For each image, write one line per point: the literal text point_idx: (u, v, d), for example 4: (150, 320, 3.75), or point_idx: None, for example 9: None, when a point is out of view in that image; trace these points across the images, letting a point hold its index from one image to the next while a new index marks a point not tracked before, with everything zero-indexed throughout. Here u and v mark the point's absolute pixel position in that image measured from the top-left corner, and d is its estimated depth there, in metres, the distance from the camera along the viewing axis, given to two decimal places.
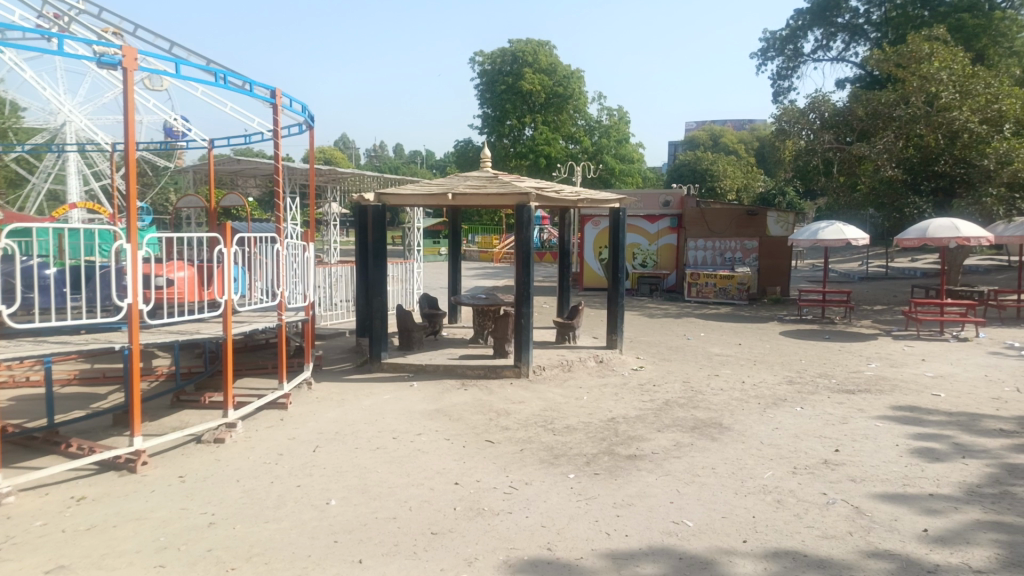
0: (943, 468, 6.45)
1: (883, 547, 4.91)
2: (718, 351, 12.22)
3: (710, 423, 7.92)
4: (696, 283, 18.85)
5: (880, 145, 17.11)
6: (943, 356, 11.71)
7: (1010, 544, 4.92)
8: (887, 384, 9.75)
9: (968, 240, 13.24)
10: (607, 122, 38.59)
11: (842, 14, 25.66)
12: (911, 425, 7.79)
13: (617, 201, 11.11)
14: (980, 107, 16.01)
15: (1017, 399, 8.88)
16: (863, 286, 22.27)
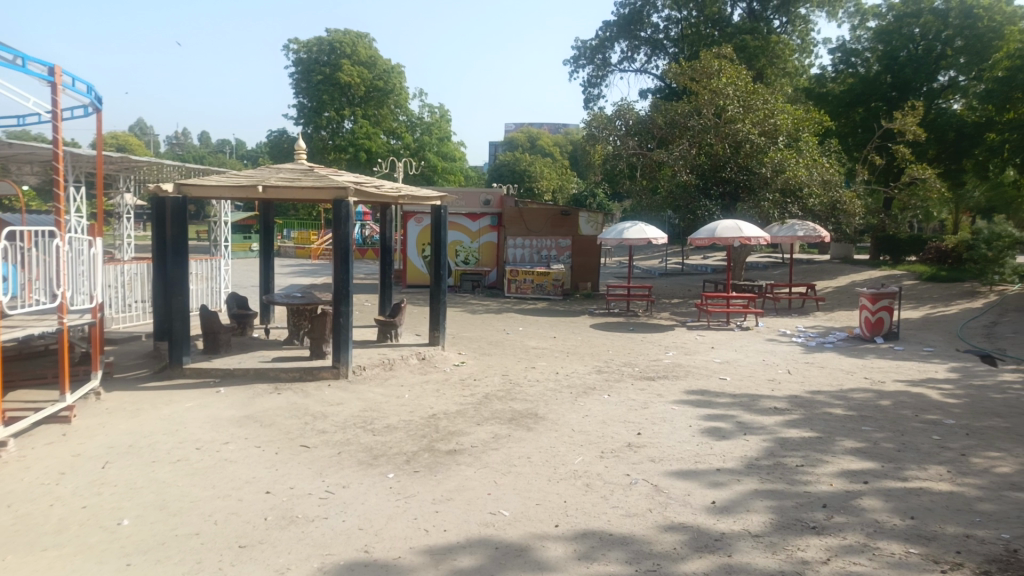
0: (728, 445, 7.17)
1: (677, 520, 5.36)
2: (535, 344, 12.69)
3: (526, 414, 8.21)
4: (515, 280, 19.45)
5: (677, 152, 18.51)
6: (729, 343, 13.03)
7: (781, 509, 5.57)
8: (682, 370, 10.68)
9: (749, 239, 14.79)
10: (428, 119, 38.80)
11: (644, 29, 27.42)
12: (703, 407, 8.59)
13: (438, 199, 11.13)
14: (760, 121, 18.01)
15: (787, 379, 10.12)
16: (664, 282, 24.10)
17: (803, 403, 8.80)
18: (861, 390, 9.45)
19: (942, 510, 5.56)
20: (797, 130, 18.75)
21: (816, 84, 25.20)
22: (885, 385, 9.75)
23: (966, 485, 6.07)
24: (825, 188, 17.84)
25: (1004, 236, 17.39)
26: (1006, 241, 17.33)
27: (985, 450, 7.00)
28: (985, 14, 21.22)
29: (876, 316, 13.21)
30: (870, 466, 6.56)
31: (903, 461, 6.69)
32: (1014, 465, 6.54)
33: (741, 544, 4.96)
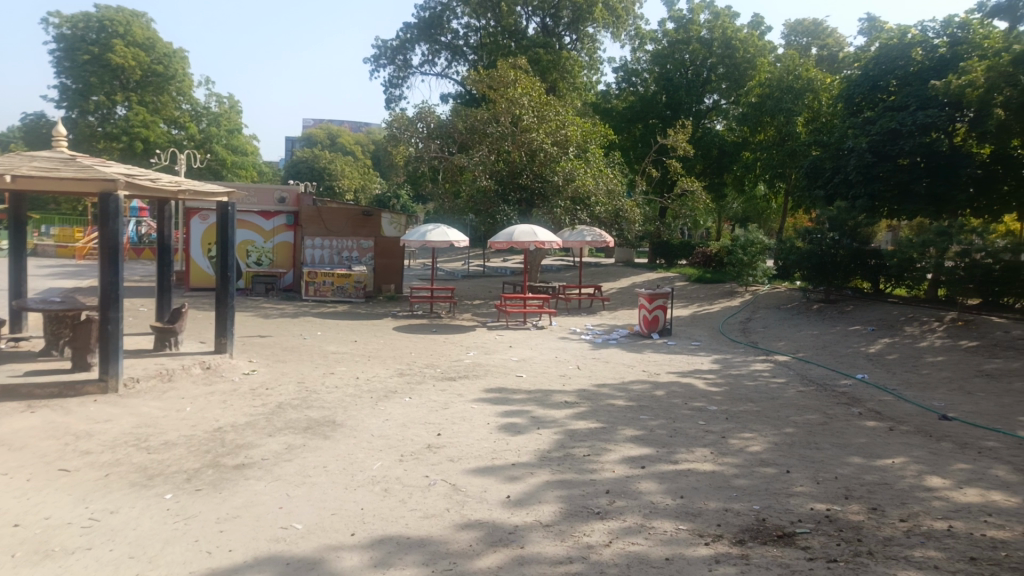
0: (522, 440, 7.45)
1: (473, 517, 5.47)
2: (333, 348, 12.34)
3: (323, 421, 7.95)
4: (314, 282, 18.77)
5: (477, 157, 18.97)
6: (526, 342, 13.57)
7: (570, 498, 5.89)
8: (481, 369, 10.95)
9: (543, 243, 15.51)
10: (216, 110, 36.28)
11: (444, 34, 27.75)
12: (500, 405, 8.87)
13: (225, 195, 10.42)
14: (552, 131, 19.01)
15: (578, 374, 10.77)
16: (464, 283, 24.53)
17: (590, 396, 9.40)
18: (641, 383, 10.29)
19: (706, 487, 6.21)
20: (586, 142, 20.03)
21: (602, 99, 27.03)
22: (661, 377, 10.70)
23: (725, 463, 6.83)
24: (609, 197, 19.39)
25: (757, 242, 19.63)
26: (758, 247, 19.61)
27: (741, 431, 7.93)
28: (740, 46, 24.21)
29: (653, 314, 14.44)
30: (647, 451, 7.15)
31: (674, 445, 7.37)
32: (763, 444, 7.48)
33: (533, 535, 5.18)
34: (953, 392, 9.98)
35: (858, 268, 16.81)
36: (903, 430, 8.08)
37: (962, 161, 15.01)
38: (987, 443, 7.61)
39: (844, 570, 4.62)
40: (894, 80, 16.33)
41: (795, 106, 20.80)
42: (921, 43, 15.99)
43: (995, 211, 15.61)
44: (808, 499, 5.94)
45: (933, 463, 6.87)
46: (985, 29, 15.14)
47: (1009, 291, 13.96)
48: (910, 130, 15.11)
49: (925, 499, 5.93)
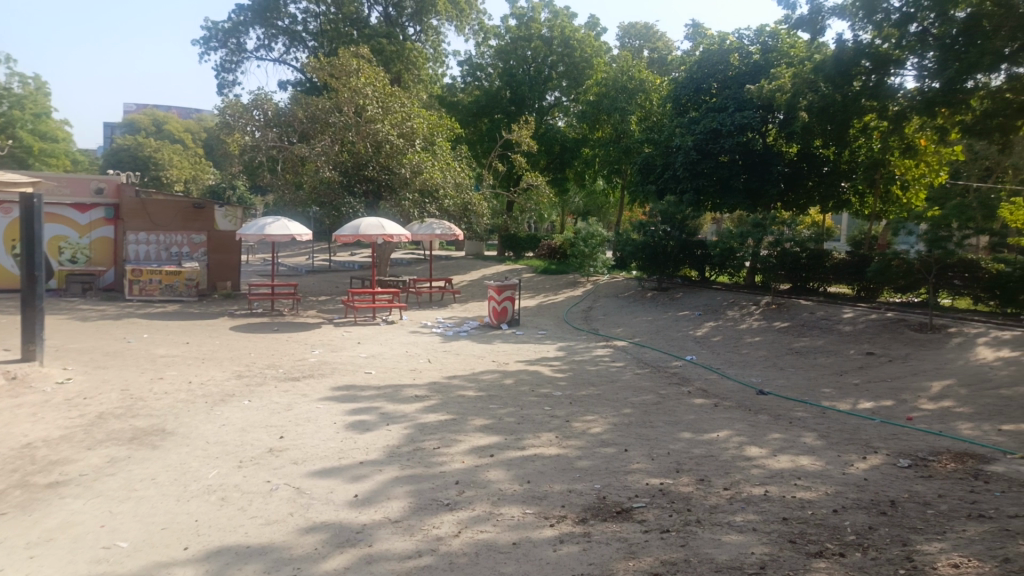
0: (371, 437, 7.31)
1: (318, 520, 5.30)
2: (163, 352, 11.46)
3: (152, 430, 7.37)
4: (138, 280, 17.35)
5: (318, 147, 18.28)
6: (374, 338, 13.32)
7: (419, 492, 5.87)
8: (327, 367, 10.62)
9: (391, 237, 15.29)
10: (19, 91, 32.38)
11: (281, 18, 26.42)
12: (346, 402, 8.66)
13: (29, 186, 9.32)
14: (398, 123, 18.78)
15: (428, 368, 10.74)
16: (309, 279, 23.66)
17: (440, 388, 9.40)
18: (490, 373, 10.45)
19: (551, 471, 6.41)
20: (432, 134, 19.95)
21: (447, 93, 27.05)
22: (509, 366, 10.92)
23: (569, 446, 7.09)
24: (457, 190, 19.49)
25: (597, 235, 20.61)
26: (598, 239, 20.56)
27: (584, 415, 8.26)
28: (578, 46, 25.10)
29: (502, 305, 14.68)
30: (495, 440, 7.27)
31: (521, 432, 7.55)
32: (604, 425, 7.85)
33: (381, 532, 5.11)
34: (769, 368, 10.98)
35: (686, 257, 18.18)
36: (728, 406, 8.78)
37: (772, 159, 16.45)
38: (797, 413, 8.45)
39: (676, 538, 4.95)
40: (715, 83, 17.62)
41: (629, 105, 21.96)
42: (737, 50, 17.43)
43: (802, 204, 17.55)
44: (644, 475, 6.31)
45: (752, 434, 7.53)
46: (792, 39, 16.69)
47: (813, 277, 15.84)
48: (730, 130, 16.31)
49: (745, 467, 6.49)
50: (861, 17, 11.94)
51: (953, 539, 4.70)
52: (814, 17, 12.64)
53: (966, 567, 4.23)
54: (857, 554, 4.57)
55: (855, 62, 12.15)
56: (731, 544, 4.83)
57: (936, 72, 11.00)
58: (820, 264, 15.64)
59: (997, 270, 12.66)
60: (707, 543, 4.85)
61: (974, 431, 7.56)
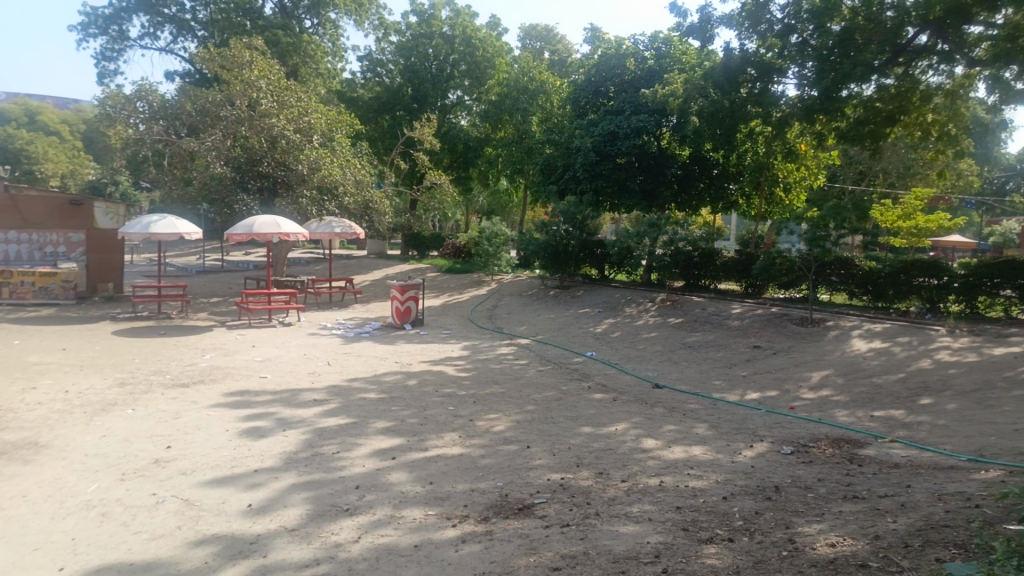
0: (267, 444, 7.06)
1: (209, 532, 5.06)
2: (36, 359, 10.64)
3: (22, 445, 6.83)
4: (8, 282, 16.14)
5: (208, 142, 17.50)
6: (270, 341, 12.86)
7: (317, 498, 5.71)
8: (219, 372, 10.17)
9: (288, 235, 14.82)
10: None
11: (167, 5, 25.10)
12: (240, 408, 8.32)
13: None
14: (294, 118, 18.19)
15: (327, 371, 10.47)
16: (200, 280, 22.60)
17: (340, 391, 9.19)
18: (392, 374, 10.31)
19: (453, 471, 6.39)
20: (331, 130, 19.49)
21: (347, 88, 26.49)
22: (412, 367, 10.81)
23: (471, 445, 7.09)
24: (358, 188, 19.12)
25: (501, 234, 20.59)
26: (502, 239, 20.60)
27: (486, 413, 8.29)
28: (479, 45, 25.27)
29: (405, 306, 14.51)
30: (397, 442, 7.17)
31: (424, 433, 7.49)
32: (506, 423, 7.89)
33: (277, 541, 4.93)
34: (664, 363, 11.38)
35: (586, 256, 18.78)
36: (625, 400, 9.03)
37: (667, 162, 17.18)
38: (690, 405, 8.79)
39: (575, 532, 5.04)
40: (612, 87, 18.07)
41: (531, 106, 22.22)
42: (633, 55, 17.92)
43: (694, 205, 18.15)
44: (545, 470, 6.39)
45: (648, 426, 7.77)
46: (683, 46, 17.47)
47: (704, 274, 16.67)
48: (626, 133, 16.63)
49: (641, 459, 6.69)
50: (747, 27, 12.50)
51: (829, 520, 5.02)
52: (704, 25, 13.15)
53: (841, 546, 4.52)
54: (744, 538, 4.80)
55: (742, 70, 12.68)
56: (628, 535, 4.96)
57: (814, 80, 11.76)
58: (712, 262, 16.49)
59: (870, 267, 13.58)
60: (605, 535, 4.96)
61: (848, 418, 8.11)
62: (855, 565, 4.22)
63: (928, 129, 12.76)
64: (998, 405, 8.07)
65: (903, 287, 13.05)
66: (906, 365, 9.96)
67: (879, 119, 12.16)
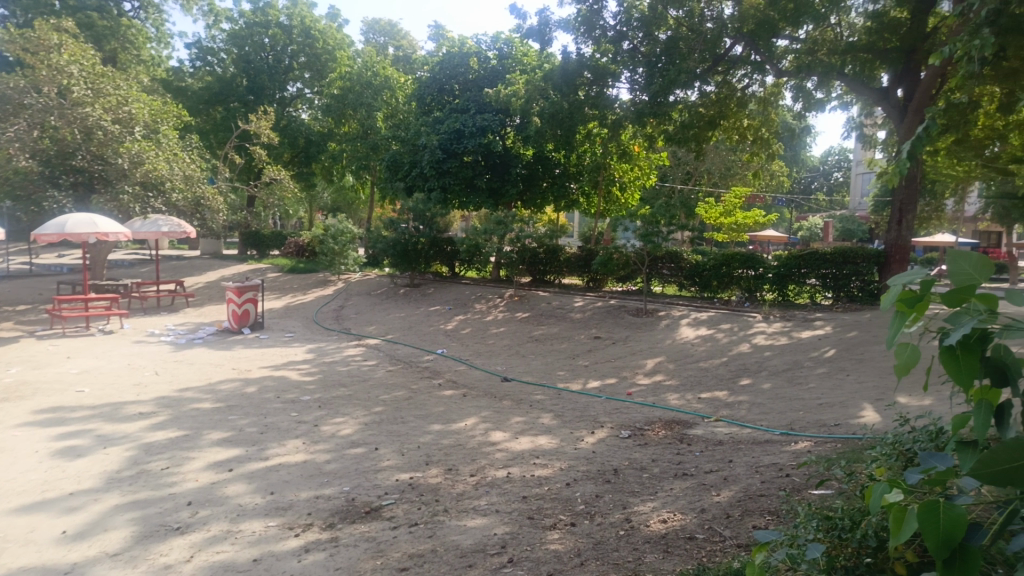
0: (84, 464, 6.43)
1: (16, 566, 4.54)
2: None
3: None
4: None
5: (9, 132, 15.61)
6: (89, 351, 11.74)
7: (144, 518, 5.29)
8: (27, 388, 9.13)
9: (107, 235, 13.63)
10: None
11: None
12: (53, 427, 7.52)
13: None
14: (111, 108, 16.81)
15: (155, 381, 9.71)
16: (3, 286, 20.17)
17: (170, 403, 8.56)
18: (229, 381, 9.75)
19: (296, 479, 6.15)
20: (155, 122, 18.17)
21: (174, 77, 24.75)
22: (252, 373, 10.28)
23: (316, 451, 6.87)
24: (187, 183, 17.91)
25: (347, 232, 20.10)
26: (348, 236, 20.07)
27: (332, 417, 8.06)
28: (319, 37, 24.51)
29: (242, 309, 13.77)
30: (235, 453, 6.80)
31: (264, 441, 7.15)
32: (353, 426, 7.72)
33: (96, 569, 4.52)
34: (512, 356, 11.62)
35: (437, 254, 18.72)
36: (474, 395, 9.12)
37: (511, 161, 17.54)
38: (536, 397, 9.03)
39: (423, 530, 5.03)
40: (457, 85, 18.18)
41: (375, 102, 21.85)
42: (476, 54, 18.09)
43: (539, 203, 18.48)
44: (394, 471, 6.32)
45: (496, 420, 7.90)
46: (524, 48, 17.95)
47: (550, 269, 17.21)
48: (472, 131, 16.78)
49: (490, 452, 6.79)
50: (582, 32, 13.01)
51: (662, 497, 5.35)
52: (543, 29, 13.54)
53: (672, 521, 4.84)
54: (585, 522, 5.01)
55: (579, 73, 13.16)
56: (476, 528, 5.02)
57: (644, 86, 12.47)
58: (556, 258, 17.01)
59: (696, 260, 14.64)
60: (453, 531, 4.99)
61: (680, 400, 8.70)
62: (684, 537, 4.53)
63: (744, 133, 13.92)
64: (805, 382, 8.99)
65: (725, 278, 14.14)
66: (729, 349, 10.84)
67: (703, 122, 12.97)
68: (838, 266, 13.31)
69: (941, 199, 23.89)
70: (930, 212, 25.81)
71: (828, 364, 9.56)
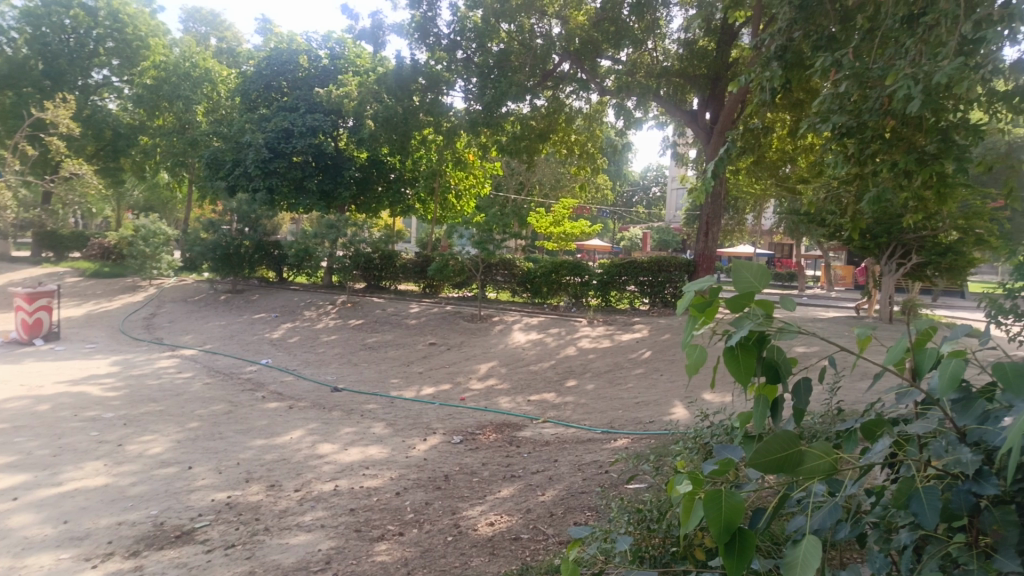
0: None
1: None
2: None
3: None
4: None
5: None
6: None
7: None
8: None
9: None
10: None
11: None
12: None
13: None
14: None
15: None
16: None
17: None
18: (16, 399, 8.65)
19: (95, 505, 5.58)
20: None
21: None
22: (44, 390, 9.18)
23: (120, 473, 6.28)
24: None
25: (160, 233, 18.61)
26: (161, 238, 18.59)
27: (139, 435, 7.39)
28: (129, 22, 22.64)
29: (34, 317, 12.31)
30: (20, 479, 6.05)
31: (58, 465, 6.43)
32: (163, 444, 7.13)
33: None
34: (342, 365, 11.32)
35: (263, 258, 17.96)
36: (301, 407, 8.76)
37: (344, 164, 17.14)
38: (367, 406, 8.86)
39: (241, 552, 4.74)
40: (285, 82, 17.43)
41: (193, 94, 20.25)
42: (306, 52, 17.52)
43: (373, 207, 18.22)
44: (209, 490, 5.92)
45: (324, 431, 7.65)
46: (357, 49, 17.80)
47: (385, 275, 17.04)
48: (301, 131, 16.24)
49: (316, 465, 6.55)
50: (416, 38, 12.99)
51: (489, 501, 5.44)
52: (376, 31, 13.35)
53: (498, 523, 4.93)
54: (413, 530, 4.97)
55: (412, 79, 13.13)
56: (299, 545, 4.82)
57: (478, 96, 12.64)
58: (391, 264, 16.86)
59: (528, 267, 15.15)
60: (273, 550, 4.75)
61: (510, 404, 8.89)
62: (510, 539, 4.63)
63: (572, 147, 14.60)
64: (624, 382, 9.56)
65: (554, 285, 14.76)
66: (556, 352, 11.26)
67: (533, 135, 13.43)
68: (654, 274, 14.18)
69: (742, 212, 26.45)
70: (733, 225, 28.52)
71: (645, 365, 10.23)
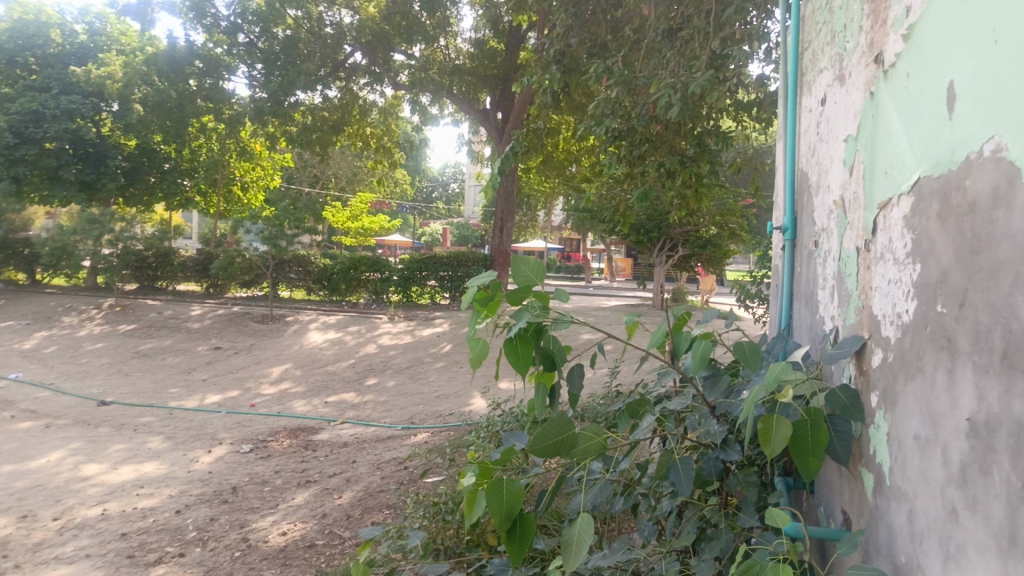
0: None
1: None
2: None
3: None
4: None
5: None
6: None
7: None
8: None
9: None
10: None
11: None
12: None
13: None
14: None
15: None
16: None
17: None
18: None
19: None
20: None
21: None
22: None
23: None
24: None
25: None
26: None
27: None
28: None
29: None
30: None
31: None
32: None
33: None
34: (112, 376, 10.23)
35: (9, 258, 15.88)
36: (60, 425, 7.76)
37: (108, 152, 15.57)
38: (141, 419, 8.07)
39: None
40: (33, 58, 15.36)
41: None
42: (58, 26, 15.71)
43: (145, 201, 16.61)
44: None
45: (89, 451, 6.84)
46: (122, 26, 16.48)
47: (162, 274, 15.67)
48: (54, 114, 14.52)
49: (80, 489, 5.85)
50: (191, 18, 12.10)
51: (282, 509, 5.18)
52: (143, 8, 12.18)
53: (292, 532, 4.72)
54: (196, 549, 4.60)
55: (188, 61, 12.15)
56: None
57: (263, 83, 12.02)
58: (168, 262, 15.53)
59: (324, 264, 14.72)
60: None
61: (305, 407, 8.55)
62: (304, 546, 4.45)
63: (367, 141, 14.35)
64: (424, 377, 9.60)
65: (352, 282, 14.47)
66: (355, 351, 11.03)
67: (326, 127, 12.99)
68: (453, 269, 14.41)
69: (534, 210, 27.65)
70: (525, 221, 29.77)
71: (444, 359, 10.34)
